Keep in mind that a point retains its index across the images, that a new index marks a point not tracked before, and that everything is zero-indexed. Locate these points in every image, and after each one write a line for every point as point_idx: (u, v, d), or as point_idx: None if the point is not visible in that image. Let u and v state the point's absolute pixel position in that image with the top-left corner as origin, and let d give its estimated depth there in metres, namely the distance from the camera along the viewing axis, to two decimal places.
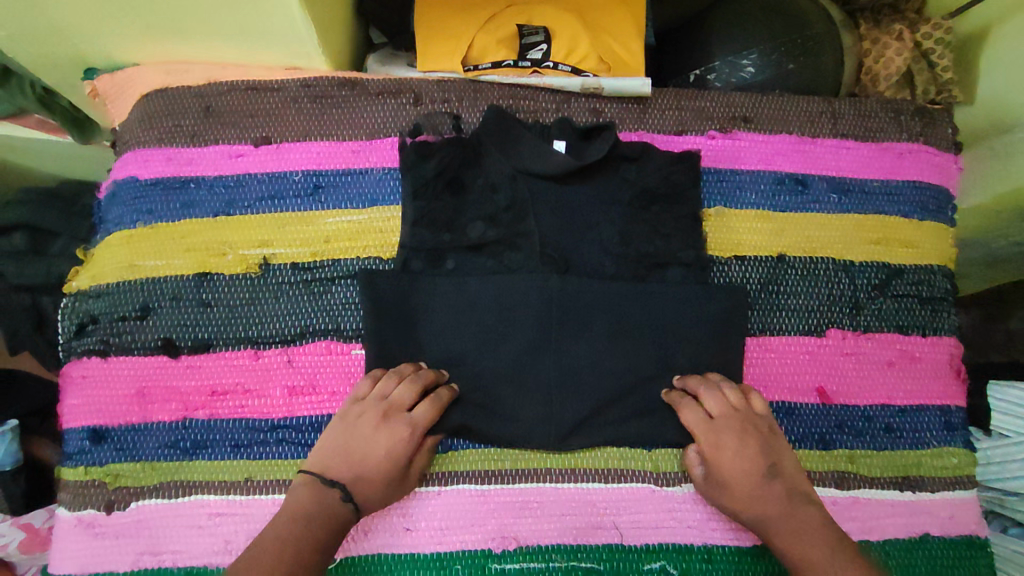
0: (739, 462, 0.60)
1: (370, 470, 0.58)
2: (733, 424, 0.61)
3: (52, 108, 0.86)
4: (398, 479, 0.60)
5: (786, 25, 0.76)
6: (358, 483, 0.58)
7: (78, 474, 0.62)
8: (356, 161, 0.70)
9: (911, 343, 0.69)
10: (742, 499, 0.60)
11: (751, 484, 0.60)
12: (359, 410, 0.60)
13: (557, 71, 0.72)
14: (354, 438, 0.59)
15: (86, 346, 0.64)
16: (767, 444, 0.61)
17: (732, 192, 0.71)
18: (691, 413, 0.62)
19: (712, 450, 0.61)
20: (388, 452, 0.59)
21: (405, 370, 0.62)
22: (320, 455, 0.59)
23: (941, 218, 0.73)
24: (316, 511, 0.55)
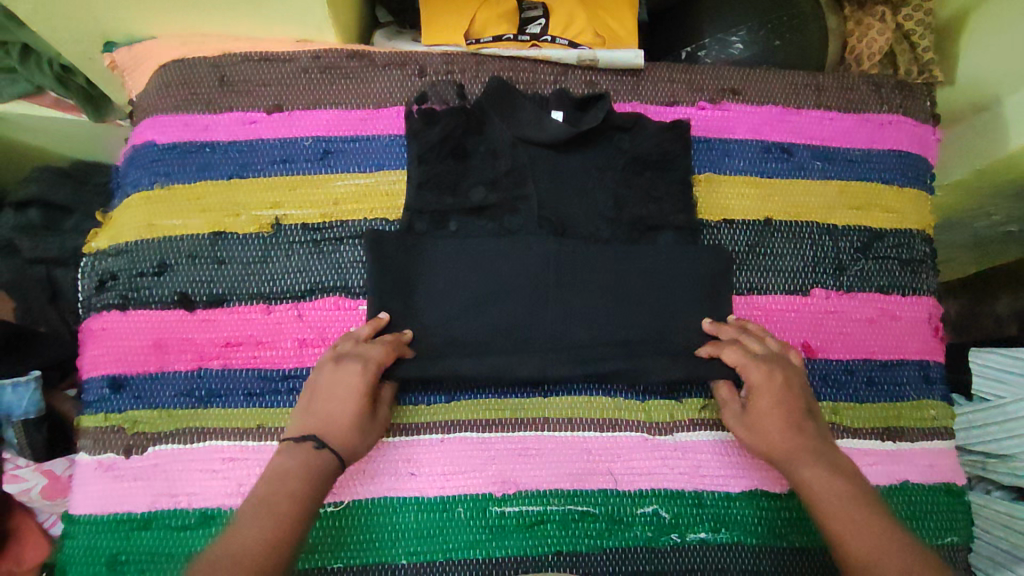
0: (782, 399, 0.62)
1: (336, 416, 0.59)
2: (780, 362, 0.63)
3: (68, 87, 0.89)
4: (367, 419, 0.61)
5: (772, 6, 0.80)
6: (326, 429, 0.58)
7: (99, 420, 0.65)
8: (364, 128, 0.73)
9: (892, 302, 0.73)
10: (776, 432, 0.61)
11: (787, 418, 0.61)
12: (321, 366, 0.62)
13: (554, 44, 0.76)
14: (315, 390, 0.61)
15: (106, 300, 0.68)
16: (805, 390, 0.64)
17: (721, 160, 0.75)
18: (736, 350, 0.64)
19: (756, 381, 0.63)
20: (353, 393, 0.60)
21: (360, 331, 0.64)
22: (296, 420, 0.60)
23: (921, 185, 0.77)
24: (295, 465, 0.56)
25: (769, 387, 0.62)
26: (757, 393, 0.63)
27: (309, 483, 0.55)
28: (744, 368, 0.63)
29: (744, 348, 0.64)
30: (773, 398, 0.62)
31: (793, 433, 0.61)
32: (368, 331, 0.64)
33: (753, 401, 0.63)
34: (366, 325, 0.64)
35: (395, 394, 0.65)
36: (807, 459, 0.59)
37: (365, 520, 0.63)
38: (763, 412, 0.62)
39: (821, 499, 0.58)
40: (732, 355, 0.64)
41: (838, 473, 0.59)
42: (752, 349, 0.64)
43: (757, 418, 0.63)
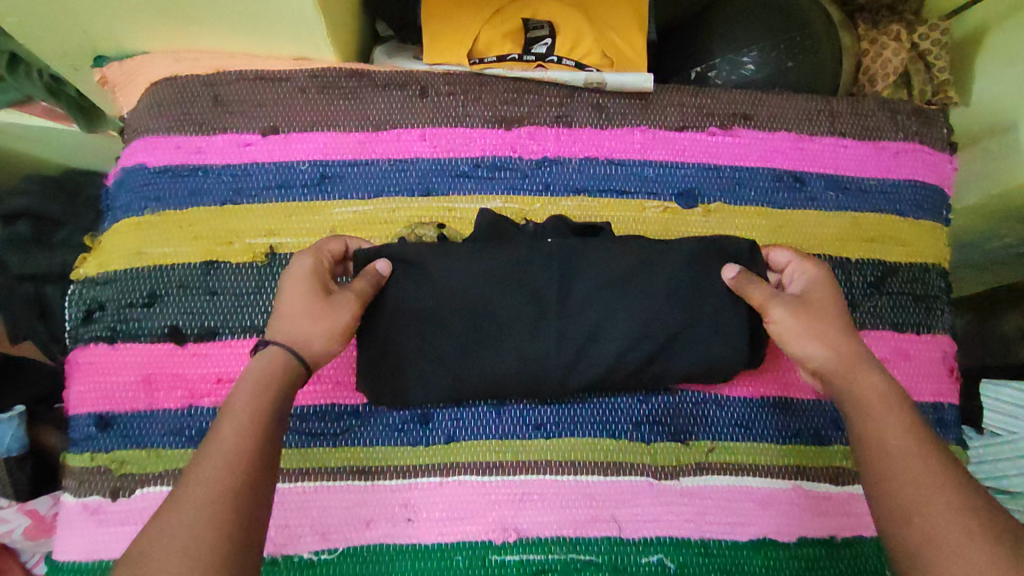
0: (836, 298, 0.60)
1: (293, 307, 0.55)
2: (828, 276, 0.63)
3: (58, 97, 0.85)
4: (321, 302, 0.56)
5: (786, 23, 0.77)
6: (283, 320, 0.55)
7: (84, 460, 0.62)
8: (363, 152, 0.70)
9: (905, 340, 0.71)
10: (831, 328, 0.57)
11: (840, 318, 0.58)
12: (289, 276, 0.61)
13: (562, 65, 0.72)
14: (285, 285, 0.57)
15: (93, 333, 0.65)
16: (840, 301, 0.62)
17: (731, 188, 0.73)
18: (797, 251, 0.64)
19: (811, 276, 0.61)
20: (304, 280, 0.57)
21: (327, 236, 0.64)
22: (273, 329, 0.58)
23: (936, 217, 0.74)
24: (261, 362, 0.52)
25: (822, 281, 0.61)
26: (813, 289, 0.60)
27: (275, 380, 0.51)
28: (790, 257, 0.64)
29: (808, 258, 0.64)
30: (828, 291, 0.60)
31: (844, 334, 0.57)
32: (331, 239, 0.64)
33: (813, 296, 0.59)
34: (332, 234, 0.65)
35: (373, 286, 0.60)
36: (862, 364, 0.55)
37: (361, 567, 0.61)
38: (821, 302, 0.59)
39: (879, 407, 0.52)
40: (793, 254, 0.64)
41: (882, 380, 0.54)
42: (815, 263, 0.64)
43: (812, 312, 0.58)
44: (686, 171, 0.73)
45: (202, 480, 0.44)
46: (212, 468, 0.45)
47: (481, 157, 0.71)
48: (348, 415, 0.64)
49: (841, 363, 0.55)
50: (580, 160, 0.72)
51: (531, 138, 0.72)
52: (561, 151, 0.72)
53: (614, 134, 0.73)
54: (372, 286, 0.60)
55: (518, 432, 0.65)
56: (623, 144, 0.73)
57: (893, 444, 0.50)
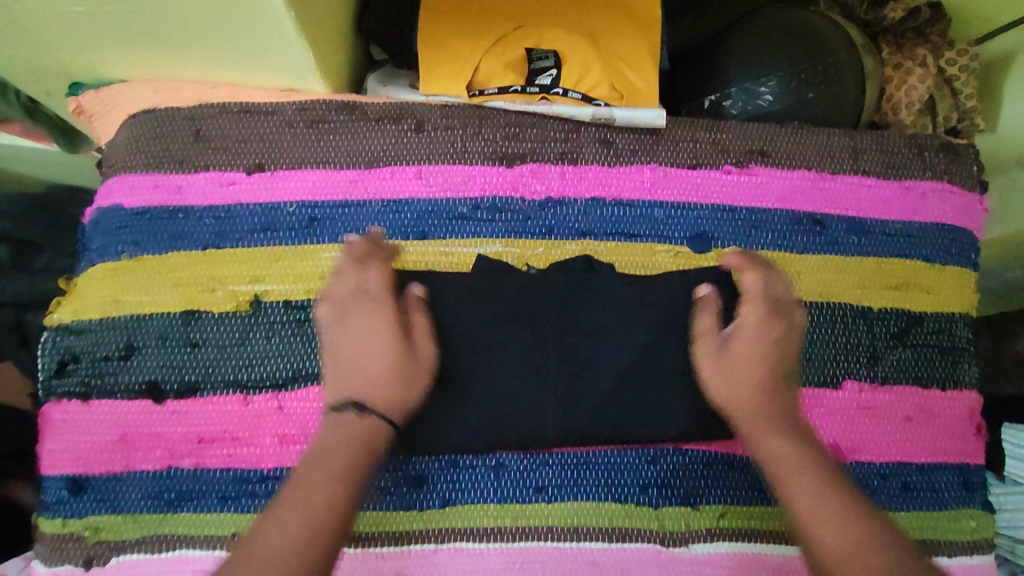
0: (757, 351, 0.56)
1: (377, 369, 0.53)
2: (787, 304, 0.58)
3: (38, 118, 0.76)
4: (408, 357, 0.55)
5: (807, 52, 0.72)
6: (372, 383, 0.53)
7: (56, 526, 0.59)
8: (354, 192, 0.66)
9: (929, 396, 0.67)
10: (751, 387, 0.55)
11: (764, 369, 0.55)
12: (331, 316, 0.56)
13: (567, 98, 0.67)
14: (353, 335, 0.55)
15: (66, 388, 0.61)
16: (788, 343, 0.57)
17: (748, 232, 0.68)
18: (753, 274, 0.59)
19: (753, 319, 0.57)
20: (376, 335, 0.54)
21: (354, 249, 0.58)
22: (329, 382, 0.54)
23: (965, 262, 0.70)
24: (350, 427, 0.51)
25: (751, 328, 0.56)
26: (743, 333, 0.56)
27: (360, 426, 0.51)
28: (747, 282, 0.58)
29: (766, 282, 0.58)
30: (763, 341, 0.56)
31: (767, 391, 0.55)
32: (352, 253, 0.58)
33: (736, 345, 0.56)
34: (353, 245, 0.59)
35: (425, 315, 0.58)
36: (765, 426, 0.54)
37: None
38: (749, 356, 0.56)
39: (784, 474, 0.52)
40: (748, 279, 0.58)
41: (800, 440, 0.53)
42: (772, 288, 0.58)
43: (737, 368, 0.56)
44: (699, 212, 0.68)
45: (301, 506, 0.47)
46: (316, 494, 0.48)
47: (480, 197, 0.67)
48: None
49: (749, 423, 0.54)
50: (586, 201, 0.68)
51: (534, 177, 0.68)
52: (566, 191, 0.68)
53: (623, 173, 0.68)
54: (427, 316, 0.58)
55: (518, 495, 0.61)
56: (631, 183, 0.68)
57: (795, 502, 0.50)
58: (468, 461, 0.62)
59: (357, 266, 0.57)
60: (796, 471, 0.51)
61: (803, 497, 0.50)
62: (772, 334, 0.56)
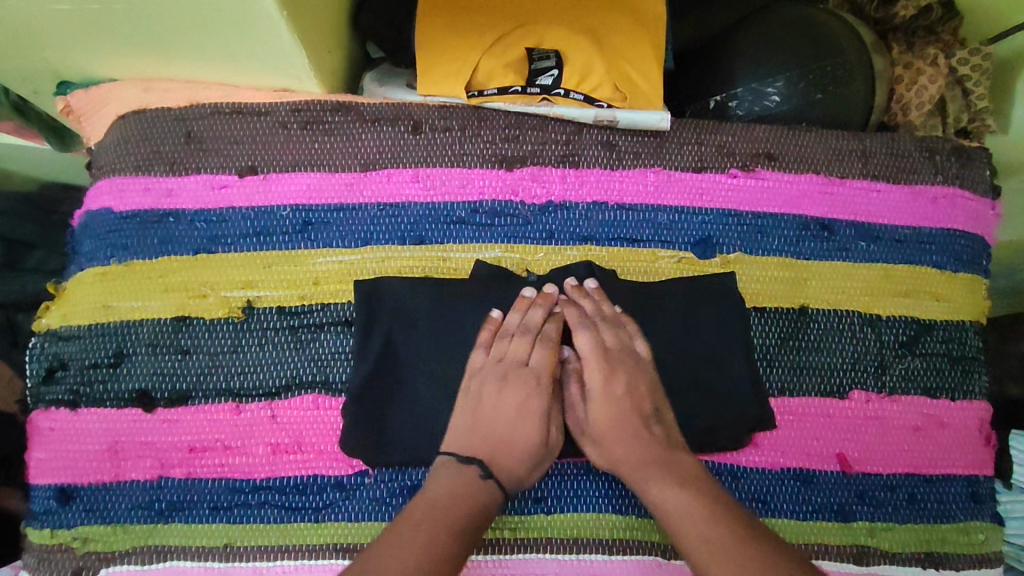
0: (607, 410, 0.58)
1: (512, 440, 0.56)
2: (622, 351, 0.59)
3: (28, 116, 0.74)
4: (540, 438, 0.57)
5: (817, 51, 0.69)
6: (504, 452, 0.56)
7: (44, 537, 0.58)
8: (349, 195, 0.64)
9: (938, 406, 0.65)
10: (622, 447, 0.57)
11: (625, 425, 0.57)
12: (485, 375, 0.58)
13: (568, 99, 0.65)
14: (494, 407, 0.57)
15: (54, 396, 0.60)
16: (635, 390, 0.58)
17: (753, 237, 0.66)
18: (583, 332, 0.59)
19: (598, 383, 0.59)
20: (518, 410, 0.57)
21: (531, 316, 0.60)
22: (455, 430, 0.56)
23: (976, 269, 0.68)
24: (471, 475, 0.54)
25: (601, 390, 0.58)
26: (592, 397, 0.59)
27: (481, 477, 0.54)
28: (580, 345, 0.59)
29: (596, 336, 0.59)
30: (611, 400, 0.58)
31: (636, 443, 0.57)
32: (524, 315, 0.60)
33: (593, 409, 0.58)
34: (511, 312, 0.60)
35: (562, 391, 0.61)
36: (650, 475, 0.55)
37: None
38: (608, 421, 0.58)
39: (671, 519, 0.53)
40: (580, 340, 0.59)
41: (681, 484, 0.54)
42: (603, 341, 0.59)
43: (597, 432, 0.58)
44: (704, 217, 0.66)
45: (413, 554, 0.47)
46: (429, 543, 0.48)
47: (479, 202, 0.65)
48: (330, 488, 0.58)
49: (629, 477, 0.56)
50: (587, 205, 0.66)
51: (534, 180, 0.66)
52: (567, 195, 0.66)
53: (625, 176, 0.67)
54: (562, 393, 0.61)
55: (516, 506, 0.60)
56: (634, 186, 0.67)
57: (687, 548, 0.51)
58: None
59: (529, 339, 0.59)
60: (683, 514, 0.53)
61: (697, 540, 0.51)
62: (614, 387, 0.58)
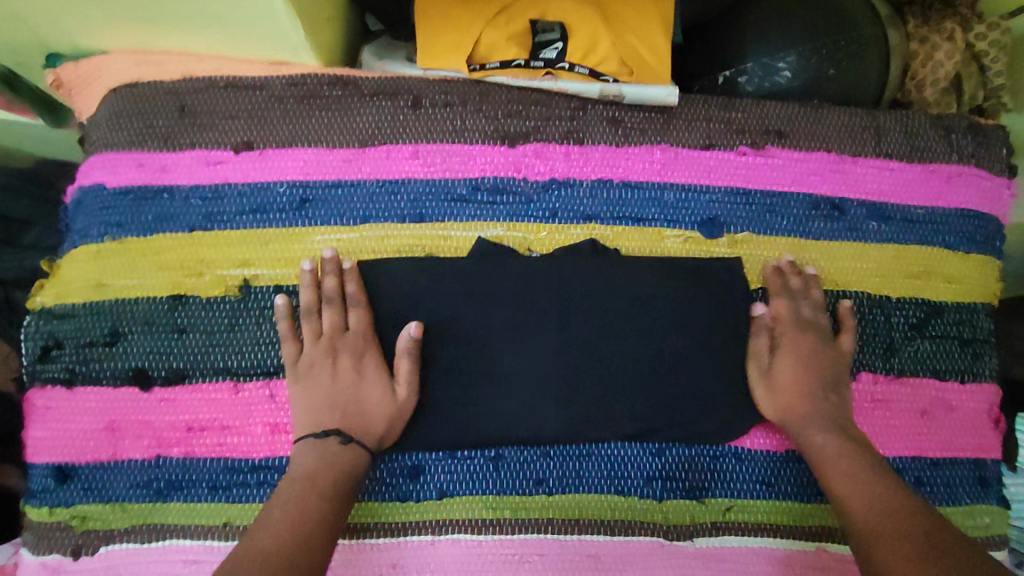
0: (796, 366, 0.60)
1: (363, 405, 0.57)
2: (811, 322, 0.62)
3: (19, 90, 0.72)
4: (388, 397, 0.57)
5: (828, 26, 0.66)
6: (357, 415, 0.56)
7: (43, 515, 0.57)
8: (348, 172, 0.63)
9: (947, 389, 0.64)
10: (802, 402, 0.59)
11: (809, 384, 0.59)
12: (309, 358, 0.58)
13: (573, 73, 0.63)
14: (316, 382, 0.57)
15: (50, 374, 0.59)
16: (827, 360, 0.61)
17: (761, 216, 0.65)
18: (781, 297, 0.62)
19: (785, 343, 0.61)
20: (353, 378, 0.57)
21: (327, 285, 0.58)
22: (298, 416, 0.57)
23: (989, 250, 0.67)
24: (317, 468, 0.53)
25: (791, 344, 0.61)
26: (785, 351, 0.61)
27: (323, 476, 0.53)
28: (771, 308, 0.62)
29: (796, 304, 0.62)
30: (798, 361, 0.60)
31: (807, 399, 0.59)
32: (321, 287, 0.59)
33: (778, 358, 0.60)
34: (305, 287, 0.59)
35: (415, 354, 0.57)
36: (817, 425, 0.58)
37: None
38: (790, 379, 0.60)
39: (830, 476, 0.56)
40: (774, 304, 0.62)
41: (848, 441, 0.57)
42: (803, 311, 0.62)
43: (780, 384, 0.60)
44: (711, 195, 0.65)
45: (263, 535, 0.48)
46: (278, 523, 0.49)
47: (481, 178, 0.63)
48: None
49: (791, 426, 0.59)
50: (592, 183, 0.64)
51: (538, 157, 0.64)
52: (571, 172, 0.64)
53: (631, 154, 0.65)
54: (410, 354, 0.57)
55: (517, 487, 0.59)
56: (640, 164, 0.65)
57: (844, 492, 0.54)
58: (466, 453, 0.59)
59: (339, 307, 0.59)
60: (845, 456, 0.56)
61: (857, 488, 0.54)
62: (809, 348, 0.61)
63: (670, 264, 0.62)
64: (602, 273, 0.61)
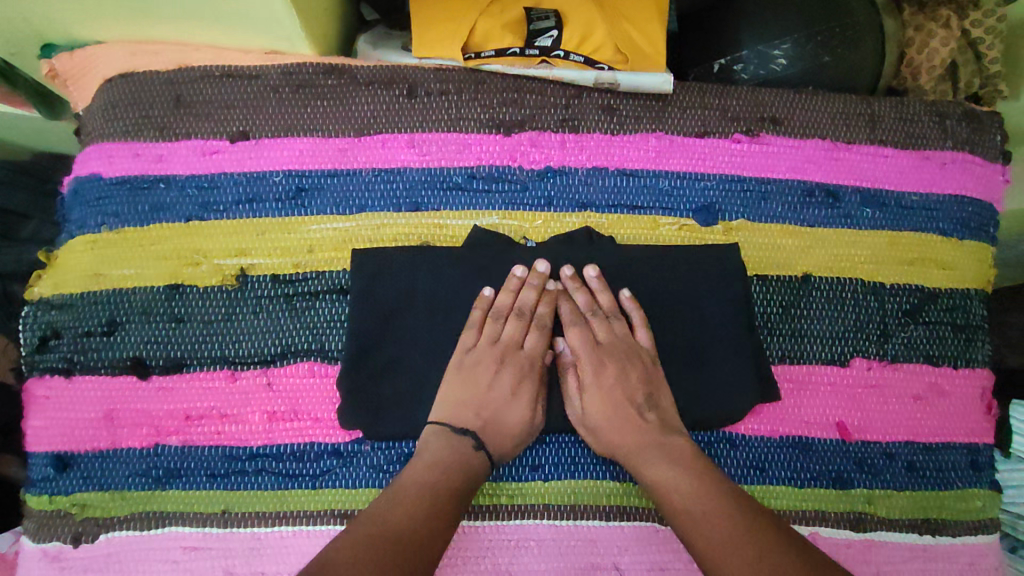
0: (605, 400, 0.57)
1: (504, 421, 0.56)
2: (620, 347, 0.58)
3: (16, 82, 0.72)
4: (527, 421, 0.57)
5: (823, 12, 0.66)
6: (495, 431, 0.56)
7: (43, 503, 0.58)
8: (344, 161, 0.63)
9: (940, 374, 0.64)
10: (621, 438, 0.56)
11: (629, 413, 0.57)
12: (479, 356, 0.57)
13: (568, 61, 0.63)
14: (476, 383, 0.57)
15: (49, 363, 0.59)
16: (641, 377, 0.58)
17: (756, 204, 0.65)
18: (572, 328, 0.59)
19: (591, 377, 0.58)
20: (510, 391, 0.57)
21: (526, 297, 0.59)
22: (443, 404, 0.56)
23: (983, 237, 0.67)
24: (451, 458, 0.53)
25: (593, 381, 0.58)
26: (589, 391, 0.58)
27: (459, 469, 0.53)
28: (568, 342, 0.59)
29: (585, 330, 0.59)
30: (605, 392, 0.57)
31: (629, 431, 0.56)
32: (520, 297, 0.59)
33: (586, 400, 0.58)
34: (504, 291, 0.59)
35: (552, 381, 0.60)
36: (646, 457, 0.55)
37: None
38: (604, 418, 0.57)
39: (665, 494, 0.53)
40: (569, 337, 0.59)
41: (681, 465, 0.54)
42: (593, 335, 0.59)
43: (596, 425, 0.57)
44: (706, 182, 0.65)
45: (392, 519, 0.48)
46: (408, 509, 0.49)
47: (476, 167, 0.64)
48: (328, 455, 0.58)
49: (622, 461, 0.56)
50: (587, 170, 0.64)
51: (533, 145, 0.64)
52: (566, 160, 0.64)
53: (626, 141, 0.65)
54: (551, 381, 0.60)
55: (514, 474, 0.60)
56: (636, 152, 0.65)
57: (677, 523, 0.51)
58: None
59: (524, 321, 0.59)
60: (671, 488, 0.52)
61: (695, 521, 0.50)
62: (624, 375, 0.58)
63: (665, 251, 0.62)
64: (596, 261, 0.61)
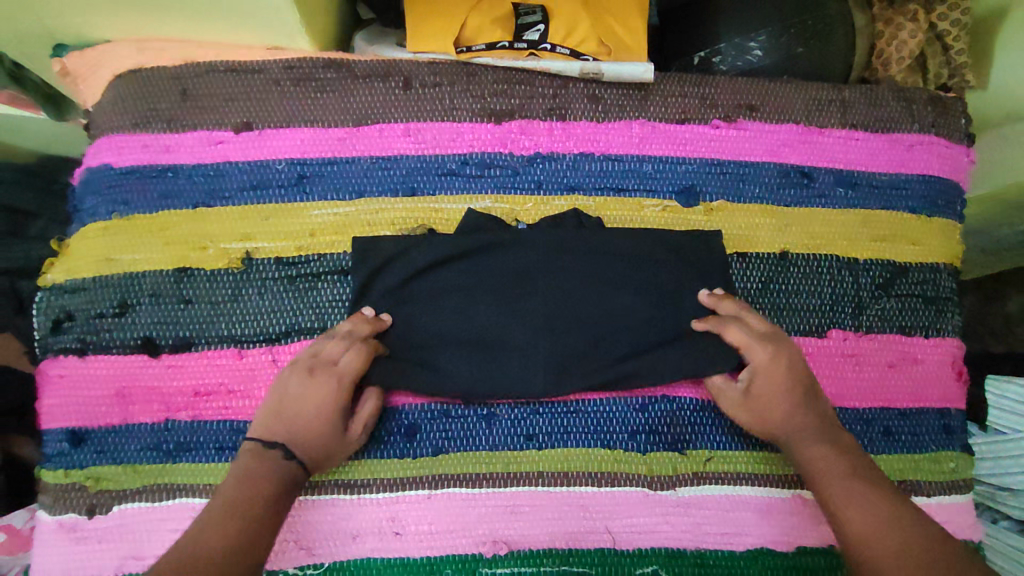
0: (775, 386, 0.59)
1: (310, 437, 0.56)
2: (781, 340, 0.61)
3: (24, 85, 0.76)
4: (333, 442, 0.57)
5: (795, 5, 0.70)
6: (300, 444, 0.55)
7: (58, 477, 0.60)
8: (343, 149, 0.66)
9: (912, 343, 0.68)
10: (786, 419, 0.59)
11: (788, 402, 0.59)
12: (294, 366, 0.58)
13: (555, 54, 0.67)
14: (287, 395, 0.57)
15: (63, 344, 0.62)
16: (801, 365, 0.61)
17: (735, 185, 0.69)
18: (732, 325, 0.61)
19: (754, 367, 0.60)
20: (320, 410, 0.56)
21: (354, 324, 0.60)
22: (259, 418, 0.57)
23: (950, 214, 0.71)
24: (256, 470, 0.53)
25: (764, 371, 0.60)
26: (757, 377, 0.60)
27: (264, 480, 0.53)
28: (732, 338, 0.61)
29: (743, 326, 0.61)
30: (772, 381, 0.60)
31: (793, 419, 0.59)
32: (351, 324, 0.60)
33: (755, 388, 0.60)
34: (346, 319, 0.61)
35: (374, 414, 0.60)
36: (810, 442, 0.58)
37: None
38: (769, 403, 0.59)
39: (828, 482, 0.55)
40: (731, 333, 0.61)
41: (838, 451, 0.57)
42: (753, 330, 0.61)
43: (762, 410, 0.60)
44: (687, 166, 0.69)
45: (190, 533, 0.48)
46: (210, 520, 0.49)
47: (469, 154, 0.67)
48: None
49: (789, 444, 0.59)
50: (574, 156, 0.68)
51: (523, 133, 0.68)
52: (554, 146, 0.68)
53: (610, 128, 0.69)
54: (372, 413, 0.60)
55: (509, 443, 0.62)
56: (620, 138, 0.69)
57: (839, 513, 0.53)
58: (460, 411, 0.63)
59: (458, 296, 0.63)
60: (835, 478, 0.55)
61: (858, 513, 0.52)
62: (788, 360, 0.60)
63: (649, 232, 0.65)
64: (584, 240, 0.64)
